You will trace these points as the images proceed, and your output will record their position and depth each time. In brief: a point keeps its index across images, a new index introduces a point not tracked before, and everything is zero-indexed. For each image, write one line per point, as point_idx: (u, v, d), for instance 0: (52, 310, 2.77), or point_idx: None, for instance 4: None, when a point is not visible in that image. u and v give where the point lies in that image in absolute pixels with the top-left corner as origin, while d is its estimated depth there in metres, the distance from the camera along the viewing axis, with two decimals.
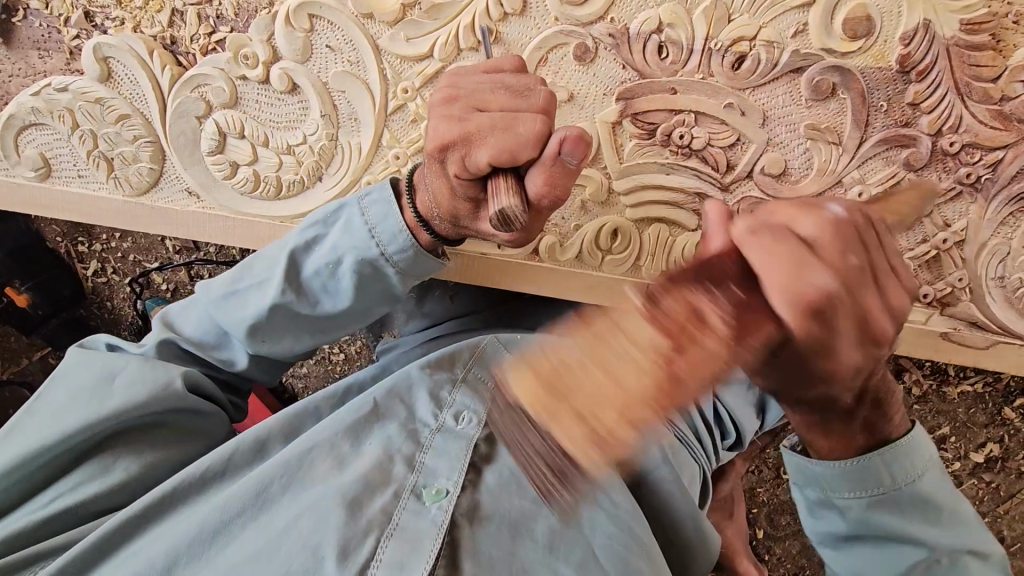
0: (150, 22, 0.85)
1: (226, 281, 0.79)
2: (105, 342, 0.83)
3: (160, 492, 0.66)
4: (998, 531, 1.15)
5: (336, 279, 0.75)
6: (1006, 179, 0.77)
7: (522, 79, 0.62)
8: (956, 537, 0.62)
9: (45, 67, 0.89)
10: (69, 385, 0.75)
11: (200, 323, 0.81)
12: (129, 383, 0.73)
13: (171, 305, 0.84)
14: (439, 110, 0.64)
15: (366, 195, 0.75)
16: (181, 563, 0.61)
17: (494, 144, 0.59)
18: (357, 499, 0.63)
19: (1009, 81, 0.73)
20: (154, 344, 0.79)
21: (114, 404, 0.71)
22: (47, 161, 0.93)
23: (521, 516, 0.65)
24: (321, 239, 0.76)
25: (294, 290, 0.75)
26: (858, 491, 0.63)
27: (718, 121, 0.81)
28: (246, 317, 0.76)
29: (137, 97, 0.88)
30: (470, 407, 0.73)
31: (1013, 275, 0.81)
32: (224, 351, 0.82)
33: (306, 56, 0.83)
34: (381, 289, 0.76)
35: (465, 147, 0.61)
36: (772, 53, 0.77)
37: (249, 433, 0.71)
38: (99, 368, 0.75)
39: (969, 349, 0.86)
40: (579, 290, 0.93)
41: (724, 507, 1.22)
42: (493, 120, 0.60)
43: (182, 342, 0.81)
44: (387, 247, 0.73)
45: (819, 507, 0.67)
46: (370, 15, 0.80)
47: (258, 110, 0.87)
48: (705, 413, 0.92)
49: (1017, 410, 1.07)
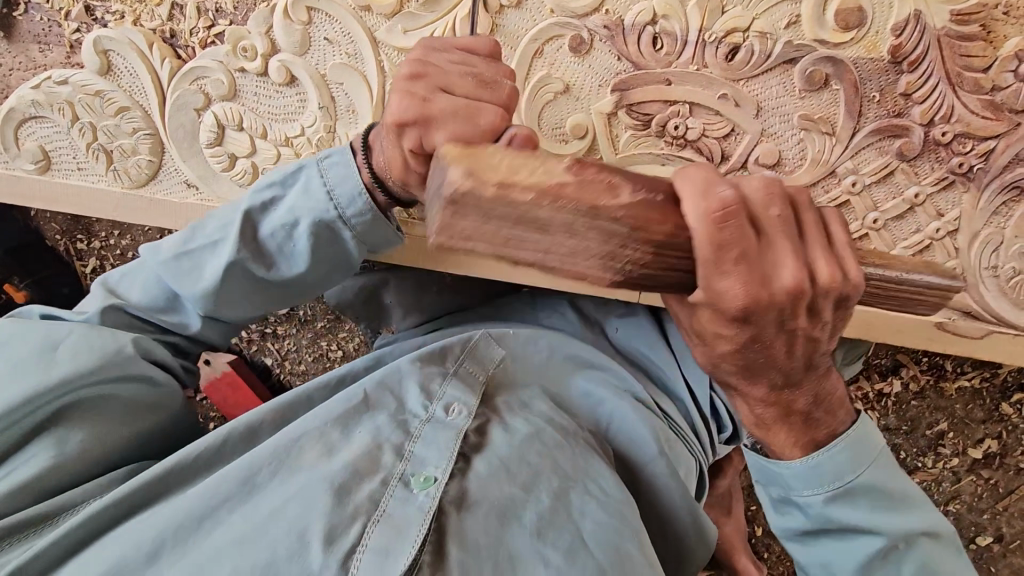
0: (149, 16, 0.86)
1: (176, 244, 0.80)
2: (39, 312, 0.83)
3: (153, 473, 0.67)
4: (997, 528, 1.15)
5: (291, 242, 0.78)
6: (997, 169, 0.78)
7: (492, 70, 0.67)
8: (911, 522, 0.63)
9: (45, 60, 0.90)
10: (7, 357, 0.73)
11: (147, 286, 0.83)
12: (74, 347, 0.74)
13: (112, 273, 0.86)
14: (402, 86, 0.67)
15: (325, 158, 0.77)
16: (167, 549, 0.60)
17: (451, 130, 0.64)
18: (345, 485, 0.64)
19: (1000, 71, 0.74)
20: (99, 309, 0.80)
21: (65, 371, 0.71)
22: (46, 154, 0.94)
23: (510, 503, 0.65)
24: (278, 201, 0.78)
25: (249, 251, 0.77)
26: (815, 487, 0.63)
27: (714, 112, 0.81)
28: (199, 278, 0.78)
29: (137, 89, 0.89)
30: (460, 399, 0.73)
31: (1006, 264, 0.82)
32: (178, 314, 0.84)
33: (304, 48, 0.84)
34: (338, 253, 0.79)
35: (423, 127, 0.66)
36: (766, 44, 0.78)
37: (241, 419, 0.72)
38: (45, 334, 0.75)
39: (962, 340, 0.87)
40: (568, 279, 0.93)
41: (721, 503, 1.22)
42: (453, 105, 0.64)
43: (127, 307, 0.82)
44: (345, 211, 0.76)
45: (781, 503, 0.67)
46: (368, 8, 0.81)
47: (256, 102, 0.87)
48: (701, 407, 0.93)
49: (1015, 406, 1.07)
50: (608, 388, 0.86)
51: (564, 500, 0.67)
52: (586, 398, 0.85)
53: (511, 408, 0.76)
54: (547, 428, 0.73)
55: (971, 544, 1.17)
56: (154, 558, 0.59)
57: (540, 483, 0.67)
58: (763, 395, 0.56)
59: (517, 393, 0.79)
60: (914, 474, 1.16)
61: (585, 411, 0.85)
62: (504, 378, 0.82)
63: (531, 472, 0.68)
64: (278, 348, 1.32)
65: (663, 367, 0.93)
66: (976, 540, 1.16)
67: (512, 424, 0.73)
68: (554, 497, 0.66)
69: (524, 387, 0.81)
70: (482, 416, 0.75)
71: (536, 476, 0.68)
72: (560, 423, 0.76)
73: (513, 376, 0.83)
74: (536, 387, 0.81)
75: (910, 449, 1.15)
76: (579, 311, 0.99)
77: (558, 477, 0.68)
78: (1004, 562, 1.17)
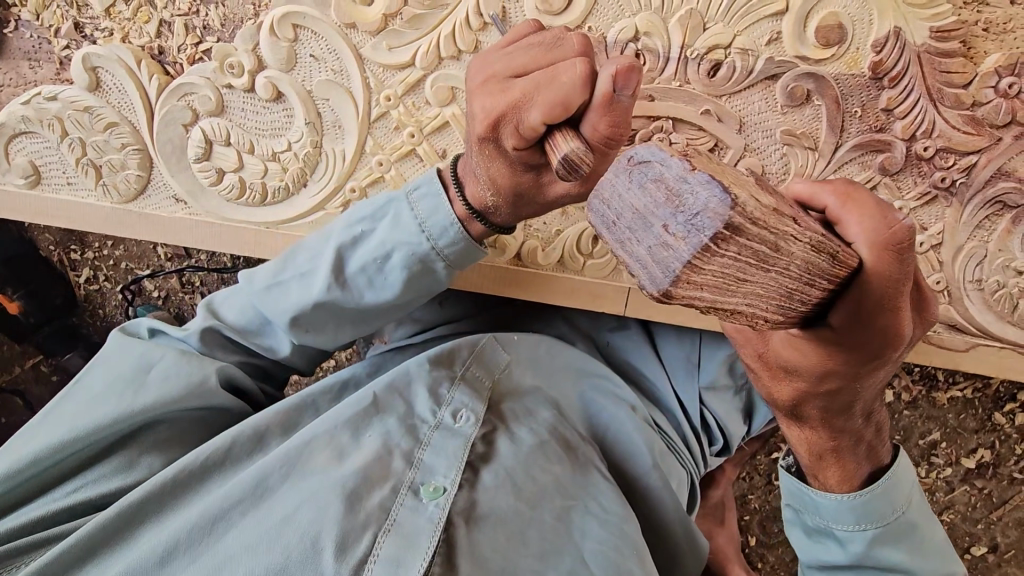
0: (138, 33, 0.87)
1: (269, 272, 0.79)
2: (146, 326, 0.84)
3: (169, 477, 0.66)
4: (991, 537, 1.15)
5: (382, 274, 0.75)
6: (980, 183, 0.79)
7: (545, 35, 0.61)
8: (934, 566, 0.66)
9: (35, 77, 0.91)
10: (109, 371, 0.77)
11: (242, 311, 0.80)
12: (165, 376, 0.75)
13: (215, 293, 0.84)
14: (480, 91, 0.63)
15: (415, 190, 0.75)
16: (179, 553, 0.61)
17: (544, 103, 0.57)
18: (356, 492, 0.64)
19: (980, 87, 0.75)
20: (198, 332, 0.80)
21: (152, 396, 0.72)
22: (36, 169, 0.94)
23: (515, 518, 0.66)
24: (368, 235, 0.76)
25: (339, 284, 0.75)
26: (857, 522, 0.65)
27: (696, 128, 0.82)
28: (289, 308, 0.77)
29: (125, 105, 0.89)
30: (469, 406, 0.73)
31: (990, 277, 0.82)
32: (266, 339, 0.82)
33: (291, 64, 0.85)
34: (428, 284, 0.77)
35: (516, 115, 0.60)
36: (747, 60, 0.78)
37: (249, 424, 0.72)
38: (140, 358, 0.77)
39: (948, 353, 0.87)
40: (567, 296, 0.92)
41: (715, 514, 1.22)
42: (536, 80, 0.58)
43: (224, 330, 0.81)
44: (437, 242, 0.73)
45: (818, 533, 0.69)
46: (353, 25, 0.82)
47: (243, 118, 0.88)
48: (692, 420, 0.94)
49: (1007, 416, 1.08)
50: (611, 396, 0.85)
51: (566, 521, 0.68)
52: (586, 406, 0.85)
53: (517, 417, 0.76)
54: (551, 440, 0.74)
55: (965, 554, 1.17)
56: (166, 561, 0.60)
57: (545, 500, 0.68)
58: (826, 423, 0.61)
59: (523, 399, 0.79)
60: None
61: (586, 420, 0.85)
62: (510, 383, 0.81)
63: (535, 488, 0.69)
64: None
65: (653, 379, 0.94)
66: (970, 550, 1.16)
67: (518, 435, 0.74)
68: (557, 516, 0.67)
69: (531, 394, 0.81)
70: (489, 424, 0.75)
71: (541, 491, 0.69)
72: (564, 437, 0.76)
73: (522, 381, 0.83)
74: (540, 393, 0.81)
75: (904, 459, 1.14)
76: (571, 324, 0.99)
77: (561, 496, 0.69)
78: (998, 572, 1.17)
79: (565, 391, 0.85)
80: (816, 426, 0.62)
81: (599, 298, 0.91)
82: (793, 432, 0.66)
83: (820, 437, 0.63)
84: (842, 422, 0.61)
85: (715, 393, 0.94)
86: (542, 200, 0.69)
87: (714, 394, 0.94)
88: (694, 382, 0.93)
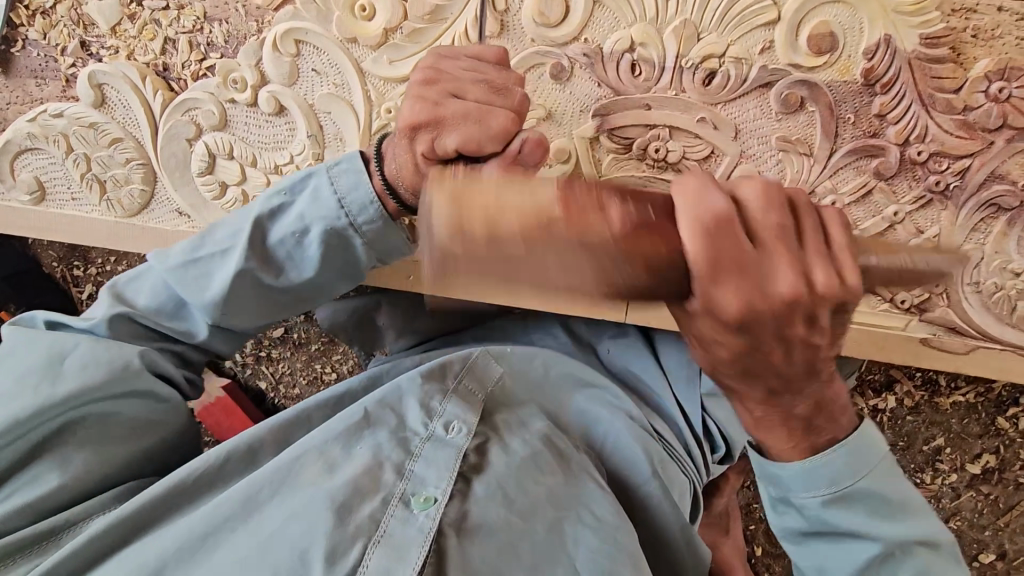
0: (143, 50, 0.88)
1: (186, 250, 0.81)
2: (44, 320, 0.82)
3: (152, 495, 0.67)
4: (999, 544, 1.15)
5: (302, 248, 0.79)
6: (974, 187, 0.80)
7: (502, 77, 0.69)
8: (904, 526, 0.64)
9: (41, 94, 0.92)
10: (14, 368, 0.74)
11: (155, 292, 0.82)
12: (82, 364, 0.73)
13: (119, 278, 0.83)
14: (417, 92, 0.69)
15: (335, 166, 0.78)
16: (170, 567, 0.61)
17: (460, 133, 0.66)
18: (345, 503, 0.64)
19: (971, 92, 0.76)
20: (108, 318, 0.79)
21: (71, 385, 0.71)
22: (41, 185, 0.95)
23: (507, 530, 0.66)
24: (289, 207, 0.79)
25: (260, 256, 0.79)
26: (813, 490, 0.64)
27: (694, 135, 0.83)
28: (208, 283, 0.79)
29: (130, 121, 0.91)
30: (459, 416, 0.73)
31: (987, 280, 0.83)
32: (182, 321, 0.83)
33: (293, 79, 0.86)
34: (345, 259, 0.80)
35: (435, 129, 0.68)
36: (741, 68, 0.80)
37: (245, 435, 0.73)
38: (49, 349, 0.75)
39: (948, 355, 0.87)
40: (566, 300, 0.91)
41: (719, 523, 1.22)
42: (466, 108, 0.66)
43: (135, 316, 0.80)
44: (356, 217, 0.77)
45: (778, 504, 0.68)
46: (354, 40, 0.83)
47: (246, 132, 0.89)
48: (694, 428, 0.94)
49: (1010, 420, 1.07)
50: (605, 405, 0.87)
51: (560, 533, 0.67)
52: (582, 416, 0.87)
53: (511, 428, 0.76)
54: (545, 451, 0.74)
55: (973, 562, 1.17)
56: None
57: (538, 513, 0.68)
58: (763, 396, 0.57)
59: (516, 413, 0.80)
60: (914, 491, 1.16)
61: (586, 434, 0.86)
62: (498, 400, 0.82)
63: (528, 501, 0.68)
64: (273, 371, 1.33)
65: (657, 393, 0.94)
66: (978, 558, 1.17)
67: (511, 445, 0.73)
68: (550, 527, 0.67)
69: (524, 407, 0.81)
70: (483, 435, 0.75)
71: (536, 505, 0.68)
72: (558, 447, 0.76)
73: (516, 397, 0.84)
74: (534, 407, 0.82)
75: (908, 465, 1.14)
76: (572, 333, 1.00)
77: (554, 507, 0.69)
78: None
79: (561, 403, 0.87)
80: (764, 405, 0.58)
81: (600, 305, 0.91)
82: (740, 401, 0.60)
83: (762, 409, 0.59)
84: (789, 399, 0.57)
85: (718, 402, 0.94)
86: None
87: (717, 403, 0.94)
88: (696, 390, 0.93)
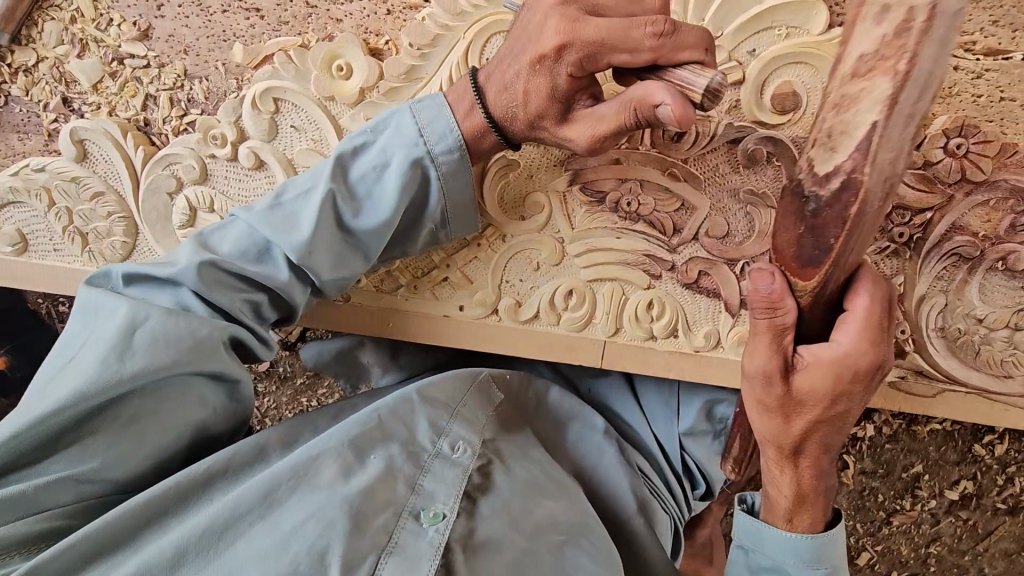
0: (125, 106, 0.91)
1: (269, 197, 0.80)
2: (117, 276, 0.77)
3: (178, 484, 0.69)
4: (979, 568, 1.17)
5: (382, 181, 0.78)
6: (936, 237, 0.83)
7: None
8: None
9: (24, 147, 0.95)
10: (89, 339, 0.72)
11: (239, 239, 0.77)
12: (152, 340, 0.70)
13: (199, 233, 0.79)
14: (556, 11, 0.69)
15: (416, 103, 0.79)
16: (190, 556, 0.63)
17: (605, 52, 0.67)
18: (362, 512, 0.66)
19: (930, 148, 0.80)
20: (193, 265, 0.74)
21: (138, 363, 0.69)
22: (23, 237, 0.96)
23: (517, 556, 0.69)
24: (370, 145, 0.80)
25: (342, 191, 0.77)
26: (806, 561, 0.74)
27: (663, 190, 0.85)
28: (297, 222, 0.76)
29: (112, 176, 0.92)
30: (465, 438, 0.77)
31: (952, 324, 0.86)
32: (264, 268, 0.77)
33: (272, 135, 0.88)
34: (421, 196, 0.80)
35: (583, 47, 0.68)
36: (708, 126, 0.82)
37: (250, 437, 0.76)
38: (121, 316, 0.71)
39: (917, 399, 0.89)
40: (545, 348, 0.92)
41: (702, 553, 1.23)
42: (610, 26, 0.67)
43: (221, 263, 0.75)
44: (434, 146, 0.77)
45: (765, 570, 0.76)
46: (332, 98, 0.85)
47: (226, 186, 0.90)
48: (673, 464, 0.96)
49: (987, 448, 1.09)
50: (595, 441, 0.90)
51: (559, 555, 0.72)
52: (574, 447, 0.91)
53: (514, 454, 0.80)
54: (541, 477, 0.79)
55: None
56: (176, 566, 0.63)
57: (543, 534, 0.72)
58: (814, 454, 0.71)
59: (514, 439, 0.83)
60: (893, 518, 1.18)
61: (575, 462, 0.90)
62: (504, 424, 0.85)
63: (536, 521, 0.73)
64: (258, 406, 1.33)
65: (636, 429, 0.97)
66: None
67: (513, 468, 0.78)
68: (554, 549, 0.72)
69: (520, 430, 0.86)
70: (485, 456, 0.78)
71: (541, 526, 0.73)
72: (554, 473, 0.81)
73: (512, 419, 0.87)
74: (529, 432, 0.86)
75: (888, 492, 1.16)
76: (555, 369, 1.02)
77: (556, 532, 0.73)
78: None
79: (552, 441, 0.90)
80: (810, 467, 0.72)
81: (576, 352, 0.91)
82: (777, 473, 0.75)
83: (810, 477, 0.73)
84: (826, 431, 0.69)
85: (695, 438, 0.96)
86: (556, 134, 0.76)
87: (694, 439, 0.96)
88: (673, 428, 0.96)
